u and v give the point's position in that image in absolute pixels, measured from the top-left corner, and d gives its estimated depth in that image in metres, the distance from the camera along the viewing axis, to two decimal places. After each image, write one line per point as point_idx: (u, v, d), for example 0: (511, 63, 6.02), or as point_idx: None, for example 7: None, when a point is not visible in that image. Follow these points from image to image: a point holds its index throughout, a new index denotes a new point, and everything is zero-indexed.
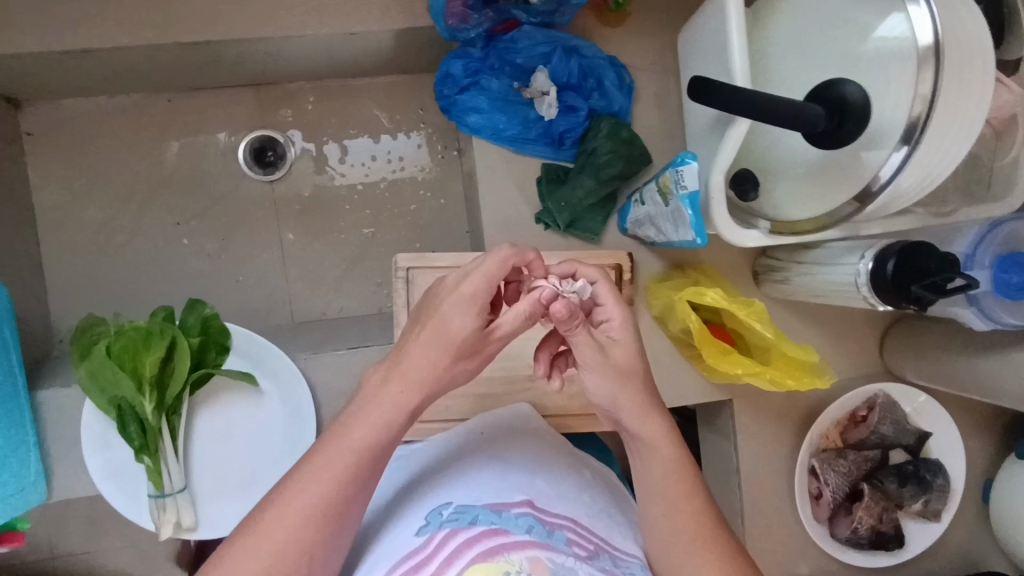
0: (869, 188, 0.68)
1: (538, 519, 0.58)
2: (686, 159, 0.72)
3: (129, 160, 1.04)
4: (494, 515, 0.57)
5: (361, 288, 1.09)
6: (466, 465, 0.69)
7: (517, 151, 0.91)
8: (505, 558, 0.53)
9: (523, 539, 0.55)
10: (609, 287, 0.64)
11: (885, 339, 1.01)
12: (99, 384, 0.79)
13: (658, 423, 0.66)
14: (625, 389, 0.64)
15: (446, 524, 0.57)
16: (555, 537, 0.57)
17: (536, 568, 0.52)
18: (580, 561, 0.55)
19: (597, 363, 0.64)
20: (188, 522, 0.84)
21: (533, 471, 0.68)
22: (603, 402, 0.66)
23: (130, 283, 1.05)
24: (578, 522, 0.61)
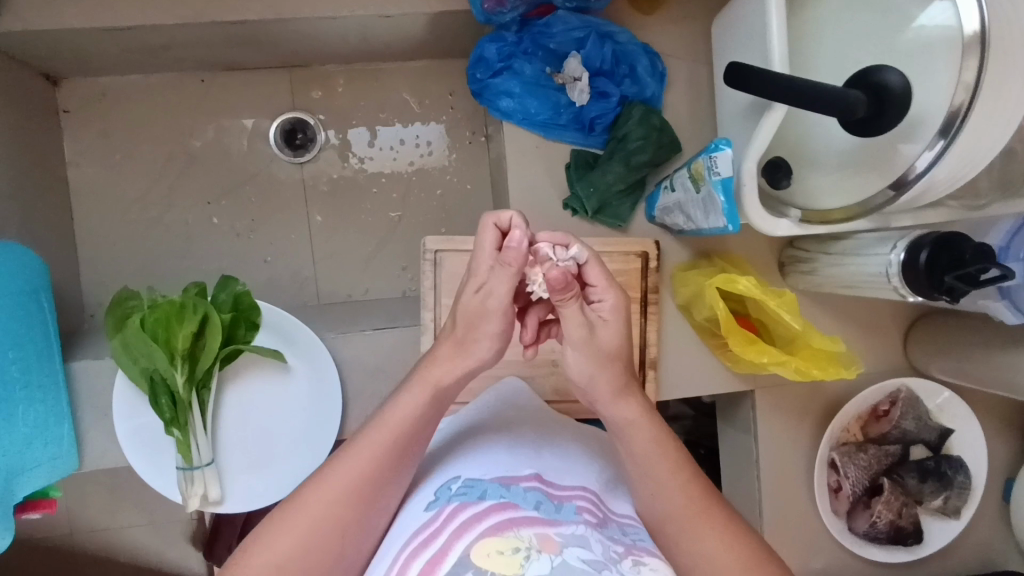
0: (904, 177, 0.68)
1: (546, 493, 0.58)
2: (720, 145, 0.72)
3: (161, 138, 1.06)
4: (503, 489, 0.57)
5: (387, 271, 1.10)
6: (466, 439, 0.69)
7: (548, 137, 0.92)
8: (515, 531, 0.52)
9: (532, 515, 0.54)
10: (601, 269, 0.64)
11: (910, 333, 1.01)
12: (132, 355, 0.81)
13: (636, 405, 0.66)
14: (604, 372, 0.64)
15: (456, 499, 0.57)
16: (564, 511, 0.56)
17: (545, 544, 0.51)
18: (590, 528, 0.55)
19: (583, 342, 0.63)
20: (215, 495, 0.85)
21: (539, 444, 0.68)
22: (581, 382, 0.65)
23: (160, 259, 1.06)
24: (587, 492, 0.61)
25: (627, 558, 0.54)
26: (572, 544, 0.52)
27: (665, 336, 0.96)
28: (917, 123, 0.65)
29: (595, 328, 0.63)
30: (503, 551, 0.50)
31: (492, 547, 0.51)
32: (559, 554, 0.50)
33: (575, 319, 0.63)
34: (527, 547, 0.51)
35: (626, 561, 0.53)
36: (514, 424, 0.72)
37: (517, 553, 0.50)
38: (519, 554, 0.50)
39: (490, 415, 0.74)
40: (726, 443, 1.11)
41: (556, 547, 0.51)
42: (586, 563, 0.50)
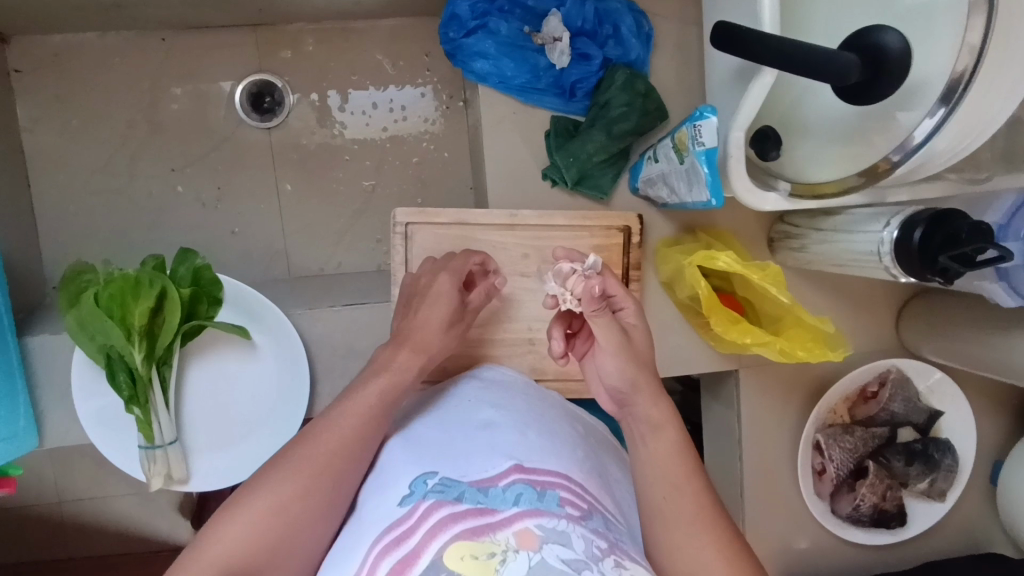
0: (898, 150, 0.64)
1: (528, 484, 0.55)
2: (704, 113, 0.67)
3: (121, 101, 1.00)
4: (481, 493, 0.54)
5: (361, 243, 1.06)
6: (438, 424, 0.66)
7: (525, 102, 0.86)
8: (491, 538, 0.50)
9: (512, 514, 0.52)
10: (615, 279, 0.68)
11: (902, 313, 0.98)
12: (89, 332, 0.77)
13: (660, 410, 0.63)
14: (640, 374, 0.65)
15: (430, 496, 0.54)
16: (547, 500, 0.54)
17: (523, 541, 0.49)
18: (572, 522, 0.52)
19: (620, 346, 0.66)
20: (179, 473, 0.83)
21: (525, 427, 0.64)
22: (614, 388, 0.67)
23: (125, 230, 1.02)
24: (570, 480, 0.58)
25: (609, 556, 0.50)
26: (552, 540, 0.50)
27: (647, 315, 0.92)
28: (917, 91, 0.61)
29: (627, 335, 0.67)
30: (477, 556, 0.48)
31: (465, 552, 0.49)
32: (537, 551, 0.49)
33: (609, 327, 0.66)
34: (502, 551, 0.49)
35: (608, 561, 0.50)
36: (492, 405, 0.68)
37: (492, 558, 0.48)
38: (494, 558, 0.48)
39: (467, 395, 0.70)
40: (710, 422, 1.08)
41: (535, 543, 0.49)
42: (565, 562, 0.48)
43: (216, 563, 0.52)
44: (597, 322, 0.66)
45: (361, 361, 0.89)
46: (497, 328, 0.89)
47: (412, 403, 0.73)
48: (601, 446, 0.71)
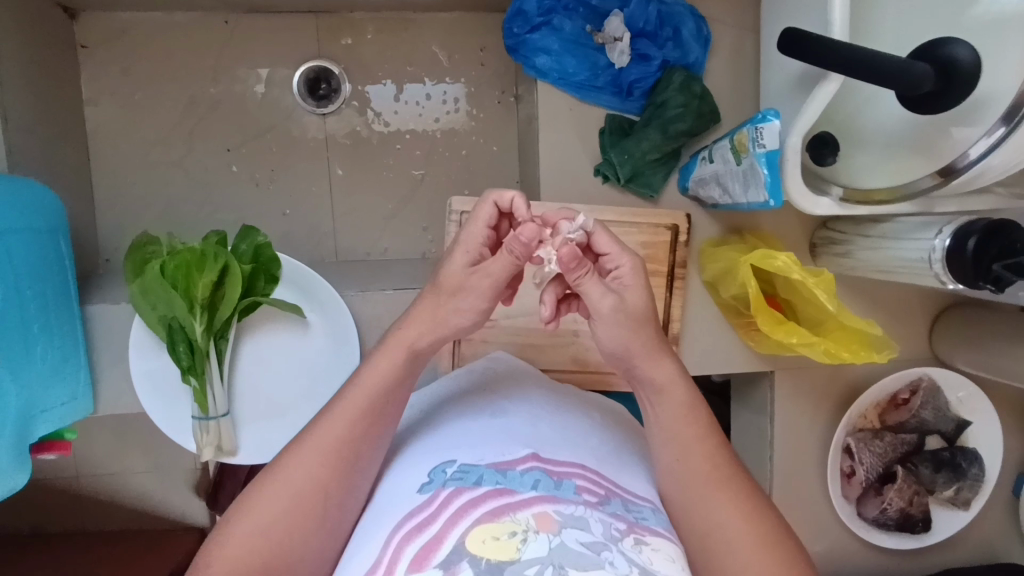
0: (954, 164, 0.66)
1: (545, 472, 0.57)
2: (768, 116, 0.70)
3: (181, 79, 1.02)
4: (499, 475, 0.56)
5: (407, 230, 1.08)
6: (460, 416, 0.68)
7: (583, 99, 0.89)
8: (511, 517, 0.51)
9: (530, 496, 0.53)
10: (609, 235, 0.65)
11: (936, 323, 1.00)
12: (151, 302, 0.79)
13: (669, 368, 0.66)
14: (637, 335, 0.64)
15: (450, 484, 0.55)
16: (563, 488, 0.55)
17: (542, 524, 0.50)
18: (590, 508, 0.53)
19: (614, 314, 0.63)
20: (229, 445, 0.85)
21: (538, 419, 0.67)
22: (613, 351, 0.65)
23: (176, 205, 1.04)
24: (586, 468, 0.59)
25: (629, 536, 0.52)
26: (570, 524, 0.50)
27: (689, 312, 0.94)
28: (974, 108, 0.63)
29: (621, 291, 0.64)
30: (499, 537, 0.49)
31: (487, 534, 0.49)
32: (556, 534, 0.49)
33: (595, 285, 0.62)
34: (524, 530, 0.49)
35: (627, 540, 0.51)
36: (507, 398, 0.71)
37: (514, 537, 0.49)
38: (516, 538, 0.49)
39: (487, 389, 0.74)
40: (740, 422, 1.10)
41: (553, 526, 0.50)
42: (584, 544, 0.48)
43: (251, 541, 0.55)
44: (581, 283, 0.62)
45: None
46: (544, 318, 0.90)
47: (429, 397, 0.75)
48: (618, 427, 0.74)
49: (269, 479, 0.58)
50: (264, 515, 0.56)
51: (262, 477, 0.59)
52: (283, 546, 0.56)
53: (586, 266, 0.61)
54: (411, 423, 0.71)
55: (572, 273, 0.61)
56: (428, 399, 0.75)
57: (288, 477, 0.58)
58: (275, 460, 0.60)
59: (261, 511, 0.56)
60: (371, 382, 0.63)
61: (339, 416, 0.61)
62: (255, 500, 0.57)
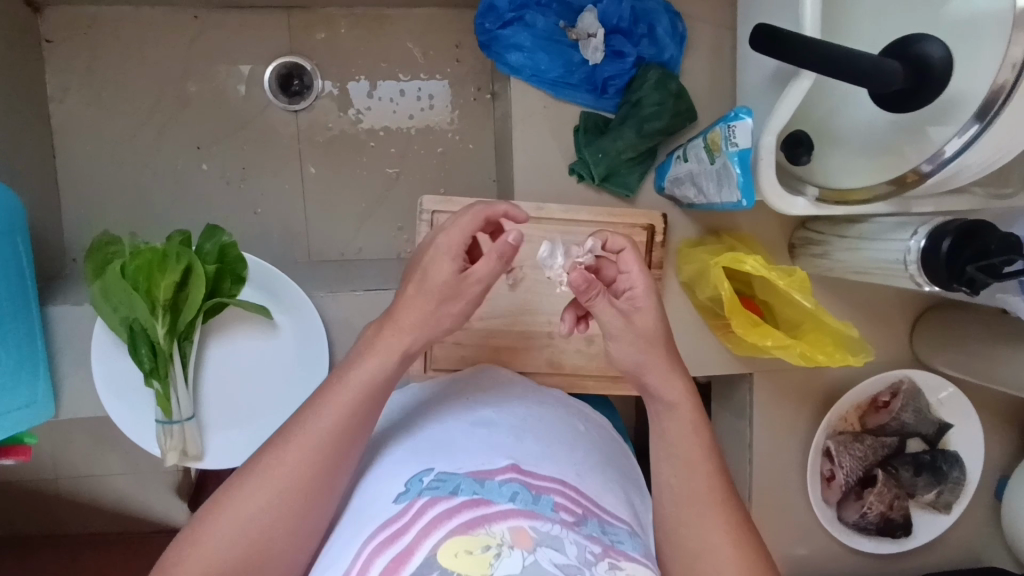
0: (922, 167, 0.65)
1: (524, 485, 0.55)
2: (740, 114, 0.69)
3: (150, 75, 1.00)
4: (477, 485, 0.54)
5: (382, 230, 1.06)
6: (442, 423, 0.65)
7: (557, 97, 0.87)
8: (487, 530, 0.49)
9: (507, 508, 0.51)
10: (636, 255, 0.64)
11: (917, 324, 0.98)
12: (112, 303, 0.77)
13: (682, 385, 0.64)
14: (651, 355, 0.63)
15: (426, 493, 0.53)
16: (541, 503, 0.53)
17: (518, 539, 0.49)
18: (566, 528, 0.51)
19: (623, 332, 0.63)
20: (194, 450, 0.83)
21: (521, 429, 0.64)
22: (630, 367, 0.64)
23: (146, 204, 1.02)
24: (566, 484, 0.57)
25: (603, 560, 0.50)
26: (546, 543, 0.49)
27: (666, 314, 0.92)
28: (948, 104, 0.61)
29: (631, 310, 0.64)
30: (472, 551, 0.48)
31: (459, 547, 0.48)
32: (531, 552, 0.48)
33: (608, 304, 0.63)
34: (497, 545, 0.48)
35: (602, 565, 0.49)
36: (491, 408, 0.68)
37: (487, 551, 0.48)
38: (489, 552, 0.48)
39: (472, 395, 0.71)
40: (720, 425, 1.09)
41: (530, 543, 0.48)
42: (558, 567, 0.47)
43: (221, 542, 0.54)
44: (595, 302, 0.63)
45: None
46: (517, 320, 0.89)
47: (411, 402, 0.73)
48: (596, 436, 0.72)
49: (232, 490, 0.57)
50: (225, 527, 0.55)
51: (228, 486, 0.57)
52: (247, 558, 0.55)
53: (597, 287, 0.62)
54: (394, 425, 0.69)
55: (584, 295, 0.62)
56: (406, 402, 0.73)
57: (251, 491, 0.56)
58: (242, 467, 0.58)
59: (238, 513, 0.55)
60: (357, 382, 0.60)
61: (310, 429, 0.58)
62: (217, 509, 0.56)
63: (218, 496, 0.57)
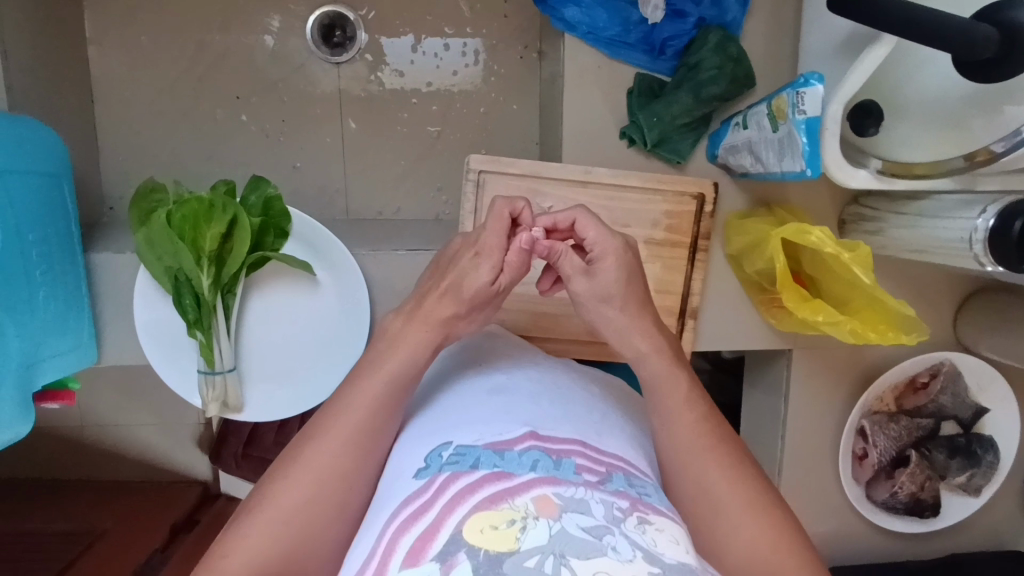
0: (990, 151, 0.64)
1: (544, 452, 0.54)
2: (810, 80, 0.66)
3: (190, 21, 0.98)
4: (496, 457, 0.53)
5: (419, 189, 1.05)
6: (462, 396, 0.64)
7: (612, 56, 0.85)
8: (510, 504, 0.47)
9: (528, 478, 0.50)
10: (591, 218, 0.66)
11: (962, 307, 0.97)
12: (158, 252, 0.77)
13: (646, 338, 0.65)
14: (612, 303, 0.65)
15: (447, 468, 0.53)
16: (563, 468, 0.52)
17: (542, 509, 0.47)
18: (591, 489, 0.50)
19: (585, 284, 0.65)
20: (234, 401, 0.83)
21: (539, 394, 0.63)
22: (595, 319, 0.66)
23: (184, 154, 1.01)
24: (587, 445, 0.57)
25: (632, 515, 0.48)
26: (571, 509, 0.47)
27: (708, 285, 0.91)
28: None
29: (595, 267, 0.65)
30: (497, 527, 0.45)
31: (484, 523, 0.46)
32: (557, 519, 0.45)
33: (571, 260, 0.65)
34: (522, 518, 0.46)
35: (630, 520, 0.47)
36: (507, 373, 0.67)
37: (512, 526, 0.45)
38: (514, 526, 0.45)
39: (499, 362, 0.70)
40: (750, 400, 1.08)
41: (554, 511, 0.46)
42: (585, 529, 0.45)
43: (267, 525, 0.54)
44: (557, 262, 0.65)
45: None
46: None
47: (436, 367, 0.71)
48: (619, 399, 0.70)
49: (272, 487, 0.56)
50: (283, 496, 0.56)
51: (265, 481, 0.57)
52: (294, 547, 0.54)
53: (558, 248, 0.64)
54: (439, 385, 0.68)
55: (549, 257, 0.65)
56: (443, 362, 0.72)
57: (287, 482, 0.56)
58: (286, 451, 0.59)
59: (280, 496, 0.55)
60: (392, 365, 0.62)
61: (345, 414, 0.59)
62: (268, 488, 0.56)
63: (263, 481, 0.58)
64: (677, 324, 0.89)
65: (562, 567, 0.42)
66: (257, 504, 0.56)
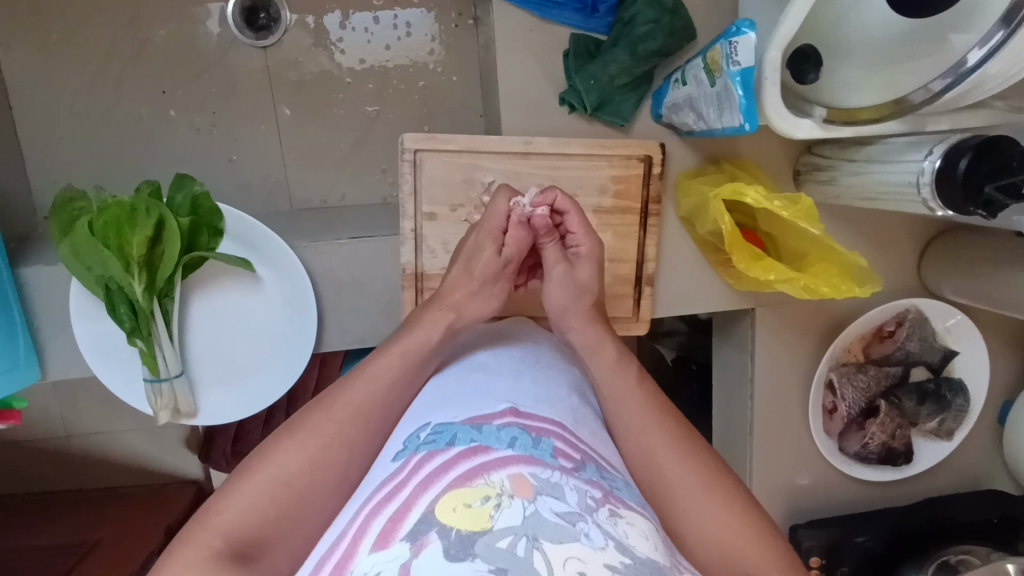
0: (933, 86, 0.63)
1: (523, 429, 0.52)
2: (742, 28, 0.62)
3: (103, 14, 0.93)
4: (474, 432, 0.51)
5: (364, 173, 1.02)
6: (449, 376, 0.62)
7: (543, 17, 0.81)
8: (486, 481, 0.46)
9: (505, 455, 0.48)
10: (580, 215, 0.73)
11: (926, 251, 0.95)
12: (85, 262, 0.74)
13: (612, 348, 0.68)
14: (579, 302, 0.71)
15: (423, 448, 0.51)
16: (541, 447, 0.50)
17: (518, 488, 0.45)
18: (567, 475, 0.48)
19: (563, 271, 0.73)
20: (186, 407, 0.82)
21: (522, 373, 0.61)
22: (553, 308, 0.72)
23: (114, 155, 0.97)
24: (565, 429, 0.55)
25: (604, 507, 0.47)
26: (546, 492, 0.46)
27: (663, 250, 0.89)
28: (974, 10, 0.58)
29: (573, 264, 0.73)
30: (471, 504, 0.44)
31: (457, 501, 0.44)
32: (532, 501, 0.44)
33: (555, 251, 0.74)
34: (497, 495, 0.44)
35: (602, 511, 0.46)
36: (494, 352, 0.65)
37: (486, 504, 0.44)
38: (488, 504, 0.44)
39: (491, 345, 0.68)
40: (718, 361, 1.07)
41: (529, 492, 0.45)
42: (559, 515, 0.44)
43: (243, 507, 0.52)
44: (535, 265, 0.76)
45: (372, 299, 0.87)
46: None
47: None
48: None
49: (256, 467, 0.55)
50: (260, 481, 0.54)
51: (245, 470, 0.55)
52: (266, 523, 0.52)
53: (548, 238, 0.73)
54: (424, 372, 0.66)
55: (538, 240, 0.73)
56: None
57: (270, 465, 0.54)
58: (274, 437, 0.57)
59: (258, 479, 0.54)
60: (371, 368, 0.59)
61: (335, 412, 0.58)
62: (249, 474, 0.54)
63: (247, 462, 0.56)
64: (633, 293, 0.87)
65: (534, 551, 0.41)
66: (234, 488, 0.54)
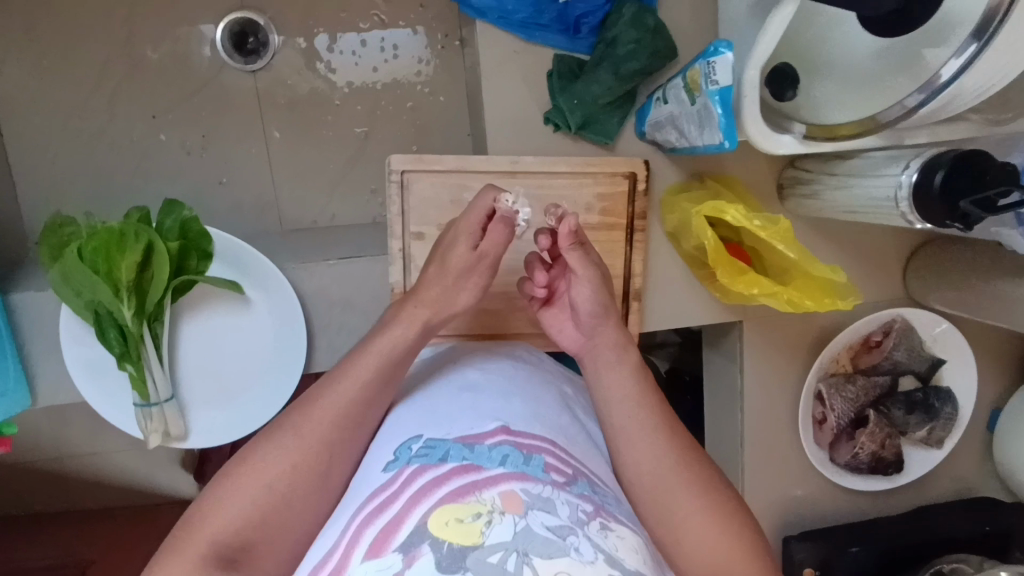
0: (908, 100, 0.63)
1: (514, 446, 0.52)
2: (719, 48, 0.63)
3: (94, 40, 0.94)
4: (466, 450, 0.51)
5: (353, 193, 1.03)
6: (439, 391, 0.62)
7: (527, 39, 0.82)
8: (477, 498, 0.46)
9: (497, 473, 0.49)
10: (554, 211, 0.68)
11: (910, 261, 0.96)
12: (74, 287, 0.74)
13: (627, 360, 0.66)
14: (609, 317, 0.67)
15: (415, 461, 0.51)
16: (533, 464, 0.51)
17: (509, 504, 0.45)
18: (558, 489, 0.49)
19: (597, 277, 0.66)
20: (176, 430, 0.81)
21: (507, 390, 0.61)
22: (586, 317, 0.67)
23: (104, 179, 0.98)
24: (556, 445, 0.55)
25: (596, 520, 0.47)
26: (538, 506, 0.46)
27: (650, 265, 0.90)
28: (946, 25, 0.58)
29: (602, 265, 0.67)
30: (462, 520, 0.44)
31: (449, 516, 0.45)
32: (523, 516, 0.45)
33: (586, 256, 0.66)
34: (488, 512, 0.45)
35: (594, 524, 0.47)
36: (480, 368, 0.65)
37: (478, 520, 0.44)
38: (479, 520, 0.44)
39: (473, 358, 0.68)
40: (709, 374, 1.07)
41: (520, 507, 0.45)
42: (551, 529, 0.44)
43: (223, 529, 0.52)
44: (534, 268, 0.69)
45: (361, 318, 0.88)
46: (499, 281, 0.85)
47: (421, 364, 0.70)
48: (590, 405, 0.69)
49: (233, 486, 0.54)
50: (237, 501, 0.53)
51: (220, 486, 0.55)
52: (246, 544, 0.52)
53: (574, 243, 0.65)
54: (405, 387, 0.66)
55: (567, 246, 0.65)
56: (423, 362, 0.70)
57: (246, 484, 0.54)
58: (247, 449, 0.57)
59: (235, 500, 0.53)
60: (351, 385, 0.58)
61: (307, 422, 0.57)
62: (224, 493, 0.54)
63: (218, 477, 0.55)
64: (621, 308, 0.88)
65: (524, 566, 0.41)
66: (209, 507, 0.53)
